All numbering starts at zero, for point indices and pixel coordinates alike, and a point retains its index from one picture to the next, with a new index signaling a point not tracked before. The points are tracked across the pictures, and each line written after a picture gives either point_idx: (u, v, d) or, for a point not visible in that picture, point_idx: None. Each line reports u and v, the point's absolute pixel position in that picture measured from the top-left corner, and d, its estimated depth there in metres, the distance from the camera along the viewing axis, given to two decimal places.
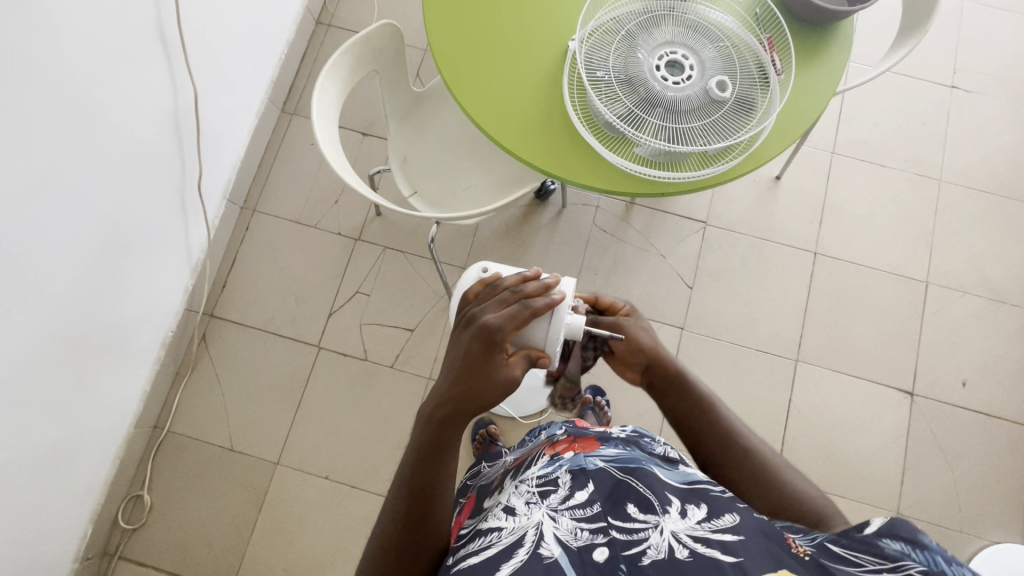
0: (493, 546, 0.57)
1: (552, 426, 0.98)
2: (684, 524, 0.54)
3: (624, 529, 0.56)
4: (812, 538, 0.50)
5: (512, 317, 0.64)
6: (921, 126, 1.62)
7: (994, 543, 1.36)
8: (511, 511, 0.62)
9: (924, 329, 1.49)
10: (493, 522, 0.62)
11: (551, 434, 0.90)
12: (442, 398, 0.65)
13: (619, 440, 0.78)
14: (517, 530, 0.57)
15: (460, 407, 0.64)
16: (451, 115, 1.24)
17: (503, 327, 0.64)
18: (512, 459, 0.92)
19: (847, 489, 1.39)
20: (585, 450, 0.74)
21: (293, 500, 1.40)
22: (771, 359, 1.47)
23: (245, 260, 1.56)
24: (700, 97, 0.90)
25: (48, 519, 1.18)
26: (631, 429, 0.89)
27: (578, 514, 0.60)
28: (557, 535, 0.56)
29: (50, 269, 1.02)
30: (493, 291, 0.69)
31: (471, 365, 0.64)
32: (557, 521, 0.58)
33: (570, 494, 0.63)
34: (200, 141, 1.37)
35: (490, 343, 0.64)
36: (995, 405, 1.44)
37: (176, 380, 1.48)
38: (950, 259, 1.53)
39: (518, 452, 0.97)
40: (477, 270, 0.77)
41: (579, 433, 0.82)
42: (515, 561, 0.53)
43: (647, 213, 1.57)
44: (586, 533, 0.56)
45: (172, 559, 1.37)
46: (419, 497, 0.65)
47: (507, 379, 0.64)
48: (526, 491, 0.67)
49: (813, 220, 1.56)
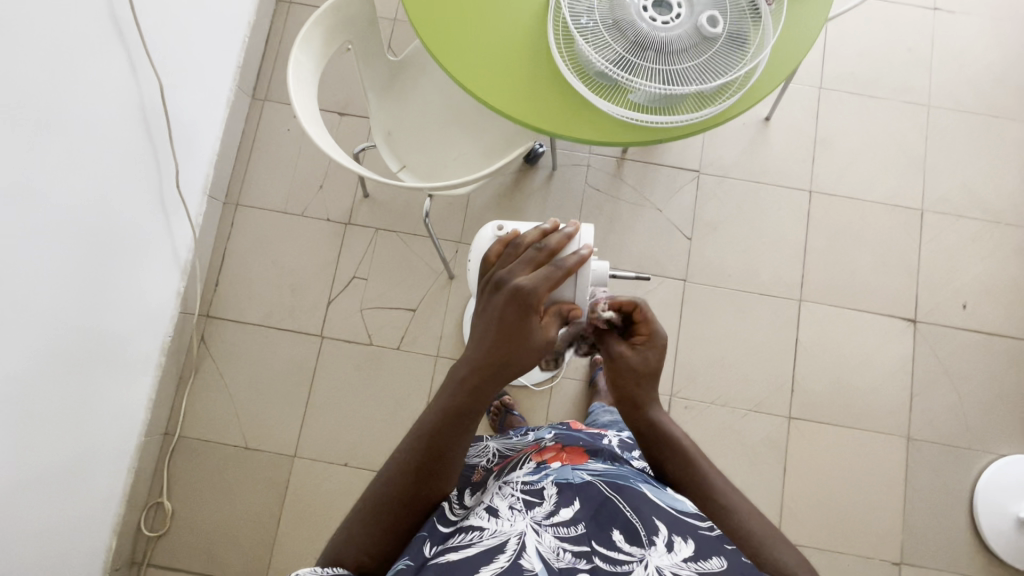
0: (474, 546, 0.57)
1: (540, 427, 0.95)
2: (669, 560, 0.55)
3: (608, 558, 0.56)
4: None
5: (545, 279, 0.63)
6: (907, 52, 1.60)
7: (1000, 457, 1.40)
8: (494, 513, 0.61)
9: (922, 257, 1.50)
10: (474, 520, 0.61)
11: (537, 436, 0.89)
12: (481, 364, 0.64)
13: (608, 454, 0.79)
14: (499, 535, 0.57)
15: (498, 372, 0.64)
16: (433, 82, 1.19)
17: (538, 290, 0.62)
18: (494, 450, 0.88)
19: (857, 419, 1.42)
20: (573, 461, 0.74)
21: (315, 489, 1.40)
22: (775, 301, 1.48)
23: (234, 257, 1.51)
24: (691, 35, 0.86)
25: (71, 536, 1.17)
26: (626, 438, 0.91)
27: (561, 532, 0.58)
28: (539, 552, 0.56)
29: (36, 284, 0.98)
30: (515, 251, 0.66)
31: (510, 332, 0.62)
32: (541, 537, 0.57)
33: (555, 510, 0.61)
34: (173, 137, 1.31)
35: (525, 307, 0.62)
36: (995, 324, 1.47)
37: (180, 385, 1.45)
38: (943, 185, 1.53)
39: (502, 440, 0.92)
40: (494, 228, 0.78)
41: (568, 440, 0.83)
42: (494, 567, 0.54)
43: (639, 166, 1.54)
44: (568, 555, 0.56)
45: (201, 561, 1.37)
46: (432, 455, 0.65)
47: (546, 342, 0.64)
48: (511, 494, 0.65)
49: (805, 159, 1.55)
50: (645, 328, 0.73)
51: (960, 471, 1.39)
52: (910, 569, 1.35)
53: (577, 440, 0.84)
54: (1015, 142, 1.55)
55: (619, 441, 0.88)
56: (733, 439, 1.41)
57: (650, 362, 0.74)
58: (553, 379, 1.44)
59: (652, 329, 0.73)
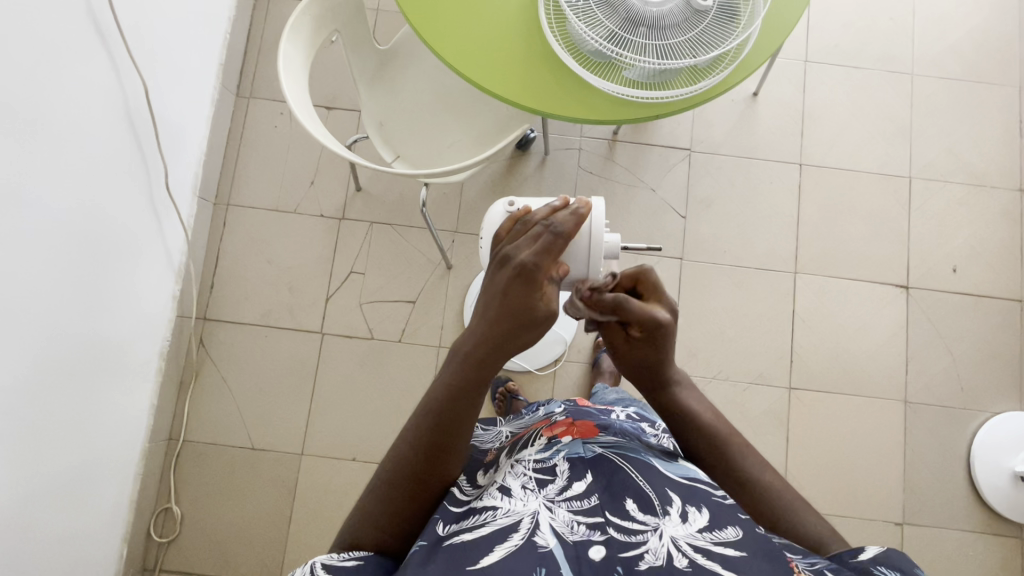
0: (488, 525, 0.57)
1: (550, 405, 0.95)
2: (684, 530, 0.55)
3: (622, 528, 0.56)
4: (811, 562, 0.55)
5: (548, 251, 0.65)
6: (890, 22, 1.61)
7: (995, 414, 1.44)
8: (506, 492, 0.61)
9: (912, 223, 1.52)
10: (488, 500, 0.61)
11: (548, 413, 0.88)
12: (487, 338, 0.65)
13: (619, 428, 0.77)
14: (513, 514, 0.58)
15: (504, 342, 0.65)
16: (423, 70, 1.18)
17: (540, 263, 0.65)
18: (507, 432, 0.87)
19: (856, 386, 1.45)
20: (584, 434, 0.72)
21: (325, 486, 1.40)
22: (771, 275, 1.49)
23: (229, 257, 1.50)
24: (683, 9, 0.86)
25: (82, 546, 1.17)
26: (634, 413, 0.89)
27: (574, 506, 0.59)
28: (553, 527, 0.56)
29: (31, 290, 0.96)
30: (525, 227, 0.69)
31: (515, 304, 0.64)
32: (554, 513, 0.58)
33: (567, 485, 0.62)
34: (160, 137, 1.28)
35: (527, 279, 0.64)
36: (985, 287, 1.50)
37: (182, 390, 1.44)
38: (930, 151, 1.56)
39: (514, 422, 0.91)
40: (504, 205, 0.79)
41: (578, 415, 0.81)
42: (509, 545, 0.54)
43: (632, 148, 1.55)
44: (583, 528, 0.56)
45: (213, 563, 1.37)
46: (443, 431, 0.64)
47: (549, 312, 0.65)
48: (523, 474, 0.64)
49: (794, 132, 1.56)
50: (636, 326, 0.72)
51: (957, 430, 1.43)
52: (912, 528, 1.38)
53: (587, 416, 0.82)
54: (998, 108, 1.58)
55: (631, 416, 0.86)
56: (737, 412, 1.43)
57: (645, 354, 0.74)
58: (556, 363, 1.45)
59: (646, 326, 0.71)
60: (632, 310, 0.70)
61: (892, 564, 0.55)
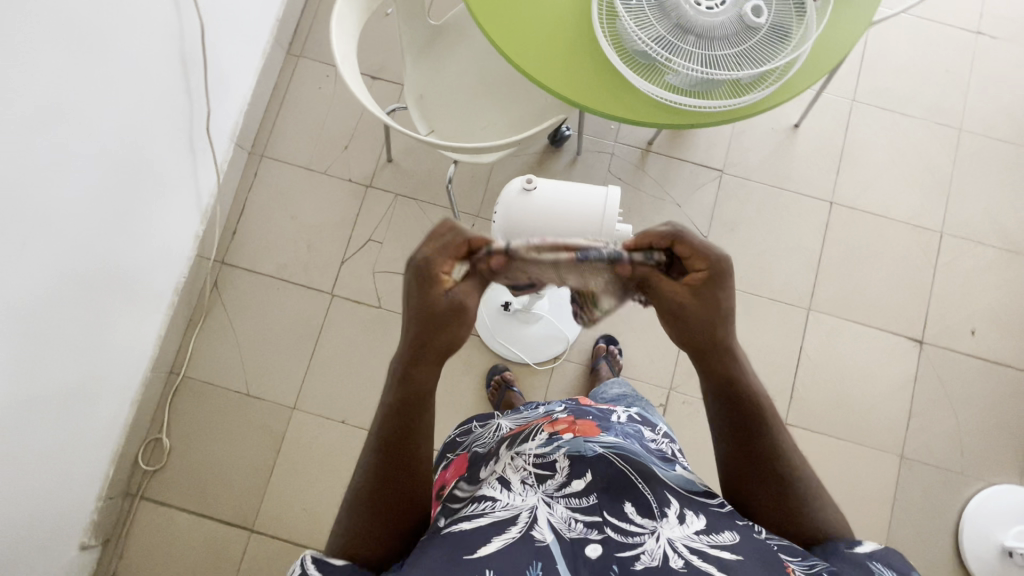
0: (487, 515, 0.58)
1: (551, 401, 0.95)
2: (681, 532, 0.56)
3: (620, 529, 0.57)
4: (810, 565, 0.54)
5: (452, 248, 0.61)
6: (945, 73, 1.59)
7: (992, 485, 1.40)
8: (506, 484, 0.62)
9: (936, 279, 1.50)
10: (487, 489, 0.62)
11: (547, 411, 0.87)
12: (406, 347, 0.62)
13: (620, 433, 0.76)
14: (512, 507, 0.59)
15: (415, 350, 0.62)
16: (470, 50, 1.20)
17: (440, 255, 0.60)
18: (507, 426, 0.86)
19: (853, 432, 1.43)
20: (586, 433, 0.71)
21: (311, 443, 1.42)
22: (785, 308, 1.48)
23: (255, 207, 1.53)
24: (734, 23, 0.87)
25: (75, 459, 1.20)
26: (636, 413, 0.89)
27: (573, 503, 0.59)
28: (551, 523, 0.57)
29: (63, 207, 1.01)
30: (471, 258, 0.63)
31: (419, 308, 0.61)
32: (553, 508, 0.59)
33: (567, 481, 0.62)
34: (207, 80, 1.32)
35: (425, 277, 0.60)
36: (1002, 355, 1.46)
37: (189, 327, 1.47)
38: (966, 209, 1.53)
39: (513, 416, 0.91)
40: (522, 180, 0.86)
41: (579, 415, 0.81)
42: (506, 537, 0.55)
43: (663, 160, 1.55)
44: (580, 526, 0.57)
45: (193, 499, 1.40)
46: (410, 425, 0.63)
47: (460, 307, 0.61)
48: (522, 467, 0.65)
49: (830, 170, 1.55)
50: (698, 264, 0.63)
51: (950, 494, 1.40)
52: None
53: (587, 415, 0.82)
54: None
55: (631, 418, 0.86)
56: None
57: (715, 299, 0.63)
58: (555, 360, 1.46)
59: (710, 259, 0.62)
60: (688, 241, 0.63)
61: (889, 563, 0.53)
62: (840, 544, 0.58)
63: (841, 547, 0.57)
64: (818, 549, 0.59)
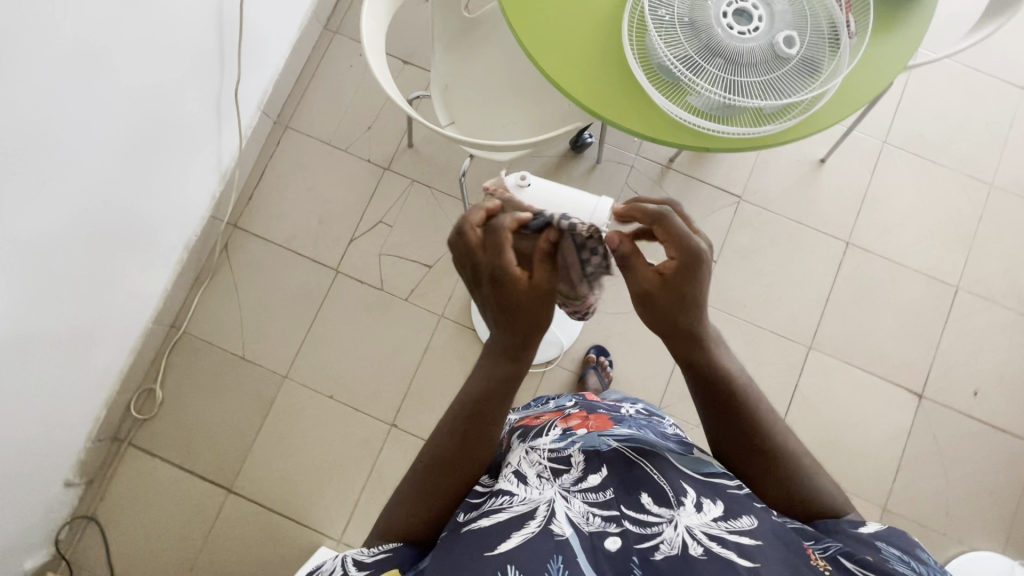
0: (504, 511, 0.58)
1: (561, 398, 0.96)
2: (699, 519, 0.56)
3: (638, 521, 0.58)
4: (824, 547, 0.56)
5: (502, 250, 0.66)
6: (984, 126, 1.55)
7: (973, 550, 1.37)
8: (522, 479, 0.63)
9: (945, 334, 1.47)
10: (504, 485, 0.63)
11: (558, 406, 0.89)
12: (506, 341, 0.70)
13: (634, 423, 0.78)
14: (529, 502, 0.59)
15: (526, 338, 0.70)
16: (500, 46, 1.20)
17: (504, 257, 0.66)
18: (516, 420, 0.90)
19: (838, 478, 1.40)
20: (599, 428, 0.73)
21: (298, 413, 1.45)
22: (785, 343, 1.46)
23: (273, 176, 1.55)
24: (765, 51, 0.86)
25: (68, 397, 1.23)
26: (644, 408, 0.90)
27: (589, 498, 0.61)
28: (568, 517, 0.57)
29: (85, 151, 1.03)
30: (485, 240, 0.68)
31: (508, 309, 0.68)
32: (569, 502, 0.60)
33: (583, 476, 0.64)
34: (242, 46, 1.35)
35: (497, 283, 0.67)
36: (1002, 419, 1.43)
37: (195, 284, 1.50)
38: (985, 267, 1.49)
39: (523, 411, 0.95)
40: (516, 178, 0.83)
41: (591, 408, 0.83)
42: (525, 532, 0.55)
43: (682, 179, 1.53)
44: (598, 520, 0.58)
45: (177, 451, 1.43)
46: (478, 415, 0.69)
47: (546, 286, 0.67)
48: (537, 462, 0.67)
49: (851, 210, 1.52)
50: (670, 247, 0.67)
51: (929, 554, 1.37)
52: None
53: (598, 408, 0.84)
54: None
55: (640, 411, 0.88)
56: None
57: (680, 288, 0.67)
58: (547, 364, 1.46)
59: (681, 249, 0.66)
60: (669, 226, 0.66)
61: (891, 542, 0.54)
62: (844, 523, 0.59)
63: (846, 527, 0.59)
64: (823, 526, 0.60)
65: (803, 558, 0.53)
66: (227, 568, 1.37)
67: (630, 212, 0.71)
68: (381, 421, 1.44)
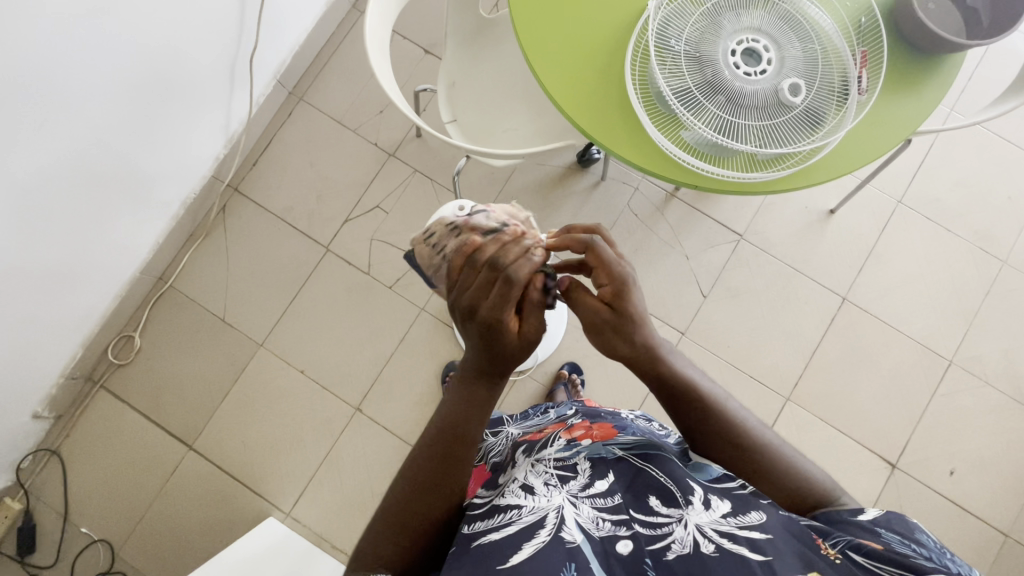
0: (514, 523, 0.58)
1: (560, 407, 0.97)
2: (709, 517, 0.55)
3: (648, 523, 0.57)
4: (829, 538, 0.53)
5: (506, 300, 0.58)
6: (1005, 200, 1.49)
7: None
8: (530, 491, 0.63)
9: (929, 407, 1.42)
10: (512, 499, 0.62)
11: (559, 416, 0.89)
12: (479, 367, 0.63)
13: (638, 429, 0.77)
14: (538, 511, 0.59)
15: (498, 371, 0.64)
16: (513, 51, 1.19)
17: (507, 312, 0.58)
18: (518, 433, 0.90)
19: None
20: (604, 437, 0.72)
21: (266, 383, 1.46)
22: (762, 391, 1.43)
23: (279, 146, 1.56)
24: (769, 96, 0.84)
25: (46, 334, 1.25)
26: (640, 414, 0.90)
27: (598, 503, 0.60)
28: (578, 522, 0.57)
29: (89, 94, 1.04)
30: (490, 275, 0.59)
31: (493, 355, 0.61)
32: (578, 508, 0.59)
33: (590, 483, 0.64)
34: (263, 13, 1.36)
35: (490, 330, 0.59)
36: (975, 503, 1.38)
37: (189, 241, 1.52)
38: (983, 345, 1.44)
39: (523, 424, 0.95)
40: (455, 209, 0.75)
41: (594, 418, 0.82)
42: (536, 541, 0.55)
43: (685, 209, 1.51)
44: (608, 524, 0.58)
45: (146, 401, 1.45)
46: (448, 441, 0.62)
47: (531, 344, 0.62)
48: (544, 472, 0.67)
49: (853, 266, 1.48)
50: (607, 276, 0.67)
51: None
52: None
53: (600, 416, 0.83)
54: None
55: (640, 418, 0.87)
56: None
57: (623, 314, 0.67)
58: (520, 374, 1.45)
59: (612, 274, 0.67)
60: (598, 255, 0.67)
61: (892, 528, 0.52)
62: (844, 512, 0.57)
63: (846, 515, 0.56)
64: (823, 516, 0.58)
65: (812, 548, 0.51)
66: (175, 524, 1.39)
67: (563, 242, 0.70)
68: (346, 403, 1.45)
